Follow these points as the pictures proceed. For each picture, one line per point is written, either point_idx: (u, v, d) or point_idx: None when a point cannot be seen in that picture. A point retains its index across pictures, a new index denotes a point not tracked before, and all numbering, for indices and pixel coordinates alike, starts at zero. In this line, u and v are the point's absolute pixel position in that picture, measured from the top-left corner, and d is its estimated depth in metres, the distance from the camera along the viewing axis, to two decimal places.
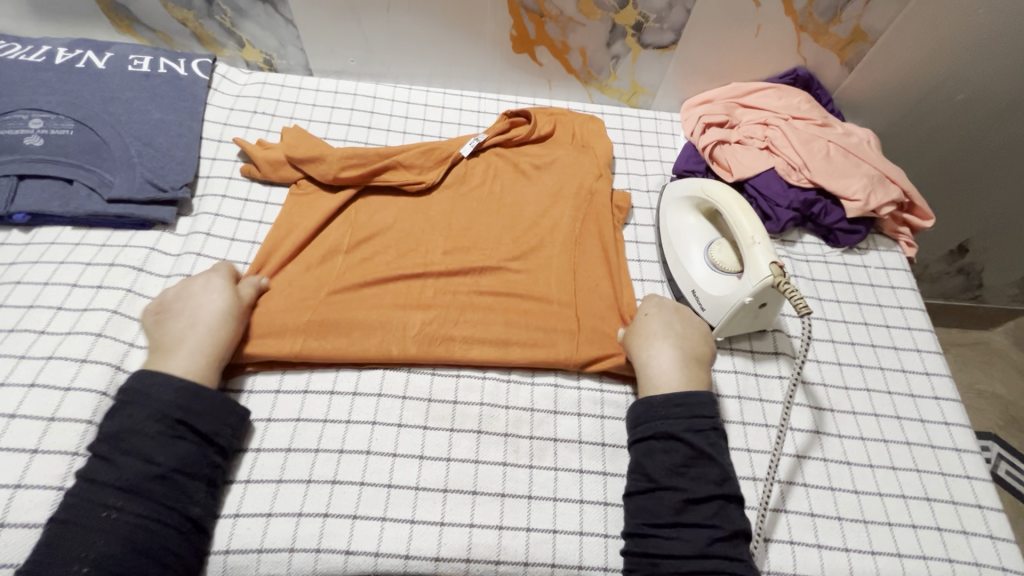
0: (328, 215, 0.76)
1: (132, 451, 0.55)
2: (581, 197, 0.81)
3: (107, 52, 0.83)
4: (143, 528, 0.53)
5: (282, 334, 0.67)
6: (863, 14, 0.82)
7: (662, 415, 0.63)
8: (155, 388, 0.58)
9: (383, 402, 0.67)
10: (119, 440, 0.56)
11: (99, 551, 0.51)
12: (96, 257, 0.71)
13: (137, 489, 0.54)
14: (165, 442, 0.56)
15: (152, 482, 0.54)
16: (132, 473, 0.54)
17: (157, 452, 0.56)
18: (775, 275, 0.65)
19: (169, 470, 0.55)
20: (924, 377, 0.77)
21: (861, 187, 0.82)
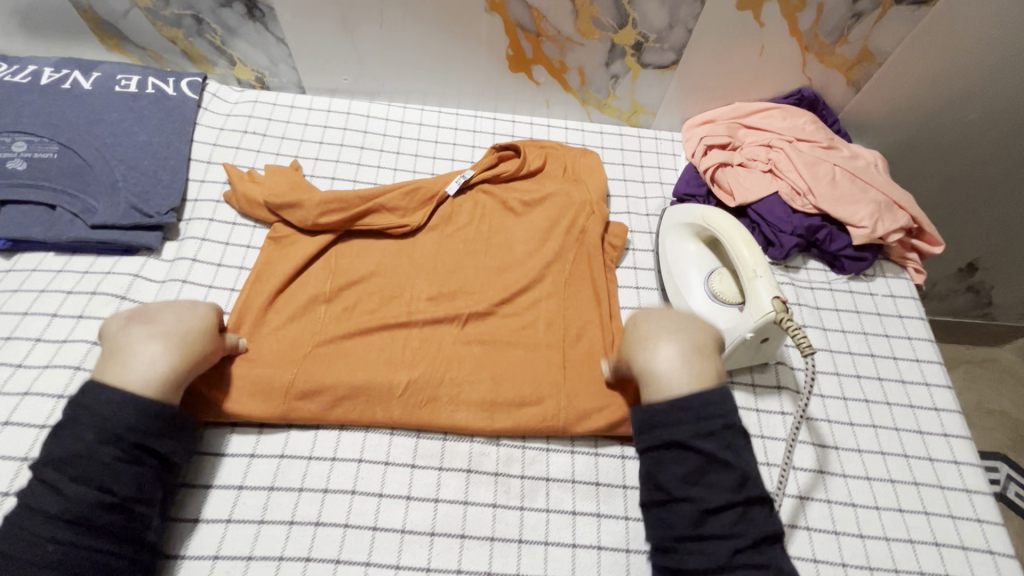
0: (306, 262, 0.74)
1: (81, 478, 0.51)
2: (571, 238, 0.78)
3: (94, 72, 0.81)
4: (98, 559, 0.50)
5: (263, 393, 0.64)
6: (870, 35, 0.80)
7: (667, 422, 0.57)
8: (104, 406, 0.53)
9: (370, 439, 0.66)
10: (68, 466, 0.51)
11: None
12: (77, 285, 0.69)
13: (105, 519, 0.51)
14: (123, 471, 0.53)
15: (103, 512, 0.51)
16: (82, 502, 0.51)
17: (111, 480, 0.52)
18: (777, 311, 0.62)
19: (122, 499, 0.52)
20: (933, 414, 0.74)
21: (868, 213, 0.79)
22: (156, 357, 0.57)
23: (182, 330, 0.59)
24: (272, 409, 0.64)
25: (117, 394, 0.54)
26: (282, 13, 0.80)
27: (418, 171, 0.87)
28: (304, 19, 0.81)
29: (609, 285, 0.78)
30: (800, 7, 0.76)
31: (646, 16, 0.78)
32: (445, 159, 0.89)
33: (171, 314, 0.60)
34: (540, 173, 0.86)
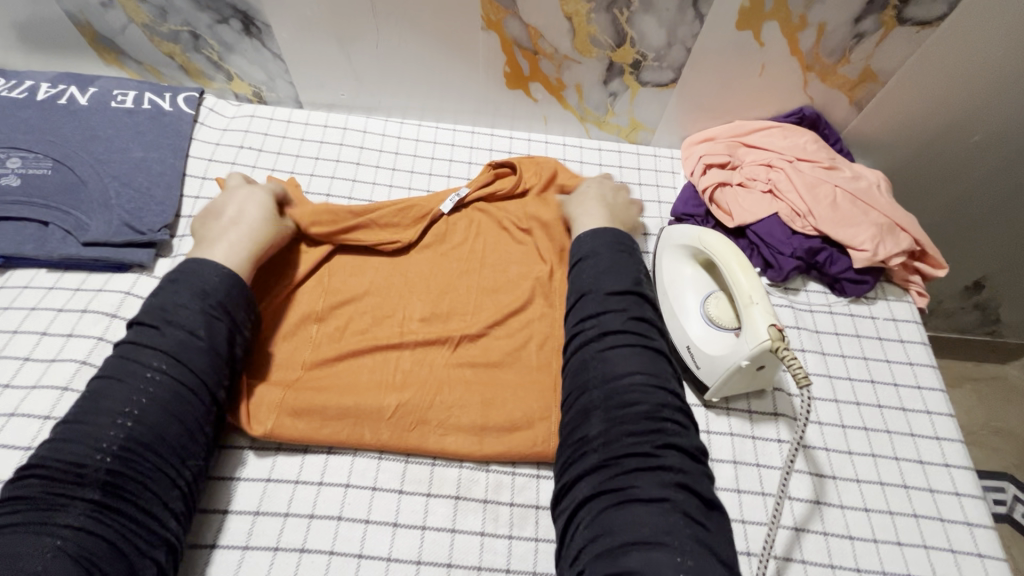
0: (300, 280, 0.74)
1: (177, 323, 0.59)
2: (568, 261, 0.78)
3: (91, 87, 0.81)
4: (183, 396, 0.57)
5: (261, 409, 0.65)
6: (874, 55, 0.78)
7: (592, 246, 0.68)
8: (199, 270, 0.62)
9: (358, 463, 0.65)
10: (164, 312, 0.59)
11: (140, 410, 0.55)
12: (68, 302, 0.69)
13: (196, 361, 0.58)
14: (211, 324, 0.60)
15: (192, 353, 0.58)
16: (178, 342, 0.58)
17: (199, 328, 0.59)
18: (773, 340, 0.61)
19: (208, 346, 0.59)
20: (934, 443, 0.72)
21: (869, 236, 0.78)
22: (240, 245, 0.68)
23: (259, 218, 0.71)
24: (260, 429, 0.63)
25: (204, 261, 0.63)
26: (279, 29, 0.80)
27: (413, 188, 0.86)
28: (301, 35, 0.81)
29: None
30: (800, 27, 0.75)
31: (644, 35, 0.77)
32: (441, 176, 0.88)
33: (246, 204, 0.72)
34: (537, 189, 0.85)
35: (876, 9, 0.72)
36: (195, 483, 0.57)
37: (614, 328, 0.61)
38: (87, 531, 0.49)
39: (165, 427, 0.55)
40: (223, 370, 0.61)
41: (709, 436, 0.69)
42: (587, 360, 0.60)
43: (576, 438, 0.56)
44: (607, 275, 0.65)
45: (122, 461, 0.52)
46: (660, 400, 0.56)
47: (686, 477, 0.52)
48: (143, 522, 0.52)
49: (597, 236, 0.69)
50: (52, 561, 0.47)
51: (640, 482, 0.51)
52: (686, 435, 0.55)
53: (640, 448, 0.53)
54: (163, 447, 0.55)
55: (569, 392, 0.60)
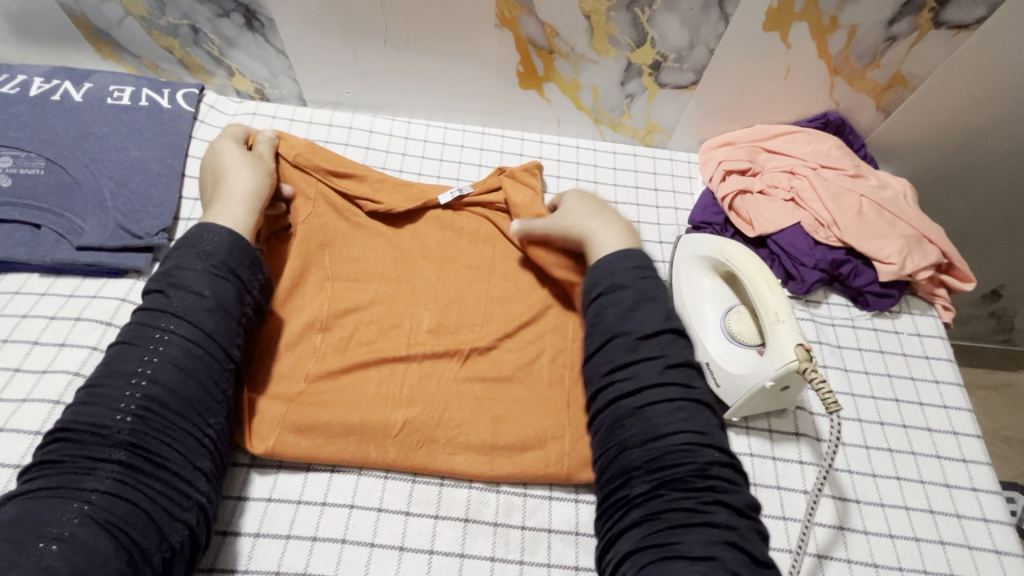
0: (303, 287, 0.71)
1: (181, 285, 0.58)
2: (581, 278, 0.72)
3: (86, 83, 0.78)
4: (197, 353, 0.57)
5: (263, 425, 0.62)
6: (905, 59, 0.74)
7: (609, 273, 0.62)
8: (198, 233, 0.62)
9: (363, 482, 0.62)
10: (170, 275, 0.59)
11: (155, 371, 0.55)
12: (61, 310, 0.66)
13: (203, 319, 0.58)
14: (214, 283, 0.59)
15: (201, 313, 0.58)
16: (184, 304, 0.57)
17: (206, 287, 0.59)
18: (800, 360, 0.58)
19: (216, 303, 0.59)
20: (961, 465, 0.70)
21: (896, 249, 0.75)
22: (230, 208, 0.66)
23: (243, 169, 0.70)
24: (262, 447, 0.61)
25: (204, 223, 0.62)
26: (282, 24, 0.77)
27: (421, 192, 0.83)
28: (305, 31, 0.78)
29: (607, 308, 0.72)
30: (830, 29, 0.71)
31: (665, 35, 0.73)
32: (449, 179, 0.85)
33: (242, 166, 0.70)
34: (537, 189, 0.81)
35: (911, 11, 0.69)
36: (220, 443, 0.57)
37: (650, 384, 0.56)
38: (115, 495, 0.50)
39: (181, 387, 0.55)
40: (235, 327, 0.60)
41: None
42: (623, 415, 0.55)
43: (616, 494, 0.54)
44: (636, 314, 0.59)
45: (142, 423, 0.53)
46: (704, 454, 0.52)
47: (736, 535, 0.49)
48: (169, 484, 0.52)
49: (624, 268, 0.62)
50: (82, 528, 0.47)
51: (688, 540, 0.48)
52: (735, 489, 0.52)
53: (686, 503, 0.50)
54: (182, 406, 0.55)
55: (604, 447, 0.56)
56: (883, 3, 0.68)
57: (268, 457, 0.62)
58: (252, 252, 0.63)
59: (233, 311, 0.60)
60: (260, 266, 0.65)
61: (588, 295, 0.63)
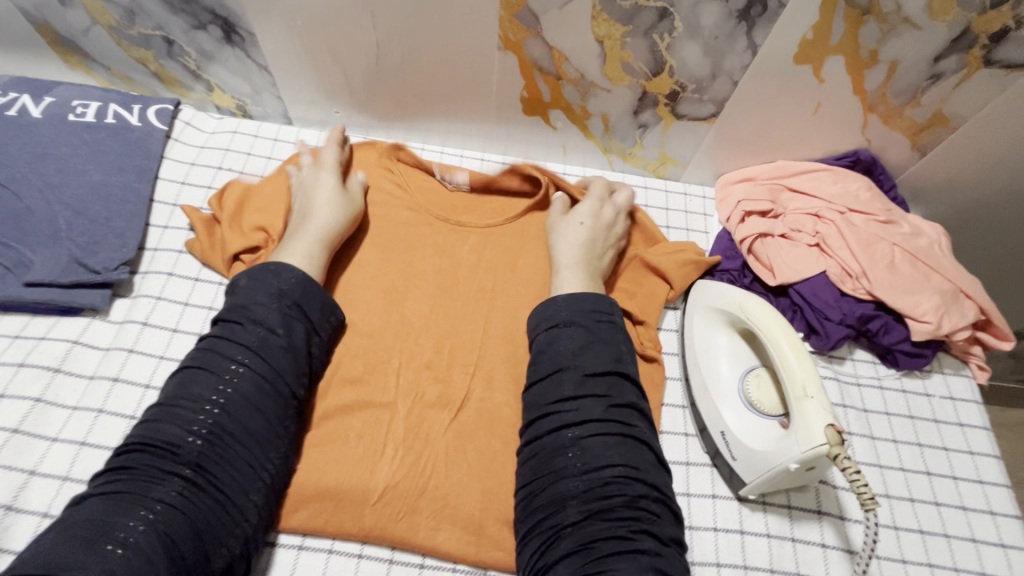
0: None
1: (257, 320, 0.55)
2: (630, 285, 0.73)
3: (46, 96, 0.71)
4: (268, 390, 0.53)
5: None
6: (948, 99, 0.67)
7: (564, 307, 0.59)
8: (278, 272, 0.58)
9: (334, 561, 0.55)
10: (244, 309, 0.56)
11: (227, 400, 0.51)
12: (5, 354, 0.60)
13: (276, 353, 0.55)
14: (287, 322, 0.56)
15: (275, 350, 0.55)
16: (259, 339, 0.54)
17: (281, 325, 0.56)
18: (831, 444, 0.52)
19: (290, 342, 0.56)
20: (999, 550, 0.63)
21: (932, 306, 0.68)
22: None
23: (332, 213, 0.66)
24: None
25: (282, 262, 0.60)
26: (264, 39, 0.70)
27: None
28: (289, 47, 0.71)
29: (651, 332, 0.70)
30: (868, 63, 0.65)
31: (685, 64, 0.67)
32: None
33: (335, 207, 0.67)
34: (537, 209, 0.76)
35: (961, 47, 0.61)
36: (276, 480, 0.53)
37: (594, 418, 0.53)
38: (179, 509, 0.47)
39: (250, 420, 0.52)
40: (303, 366, 0.57)
41: (741, 536, 0.60)
42: (562, 444, 0.52)
43: (547, 524, 0.50)
44: (588, 351, 0.56)
45: (210, 444, 0.50)
46: (640, 491, 0.50)
47: (664, 562, 0.47)
48: (228, 508, 0.49)
49: (576, 305, 0.59)
50: (146, 536, 0.44)
51: (619, 567, 0.46)
52: (661, 522, 0.49)
53: (616, 531, 0.48)
54: (249, 438, 0.51)
55: (534, 476, 0.53)
56: (930, 39, 0.61)
57: None
58: (326, 296, 0.60)
59: (303, 351, 0.57)
60: (333, 309, 0.61)
61: (542, 326, 0.59)
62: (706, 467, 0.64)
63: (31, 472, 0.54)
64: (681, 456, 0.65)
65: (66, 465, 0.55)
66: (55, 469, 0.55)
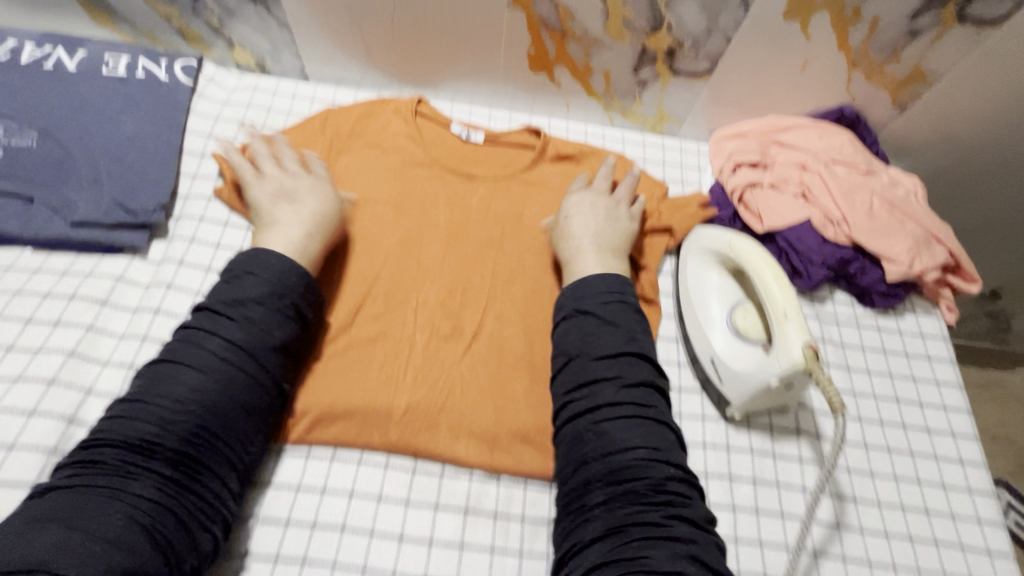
0: None
1: (253, 320, 0.56)
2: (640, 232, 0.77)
3: (80, 50, 0.74)
4: (253, 389, 0.55)
5: None
6: (926, 55, 0.72)
7: (573, 296, 0.63)
8: (266, 265, 0.59)
9: (363, 470, 0.61)
10: (236, 305, 0.56)
11: (208, 400, 0.52)
12: (56, 286, 0.64)
13: (266, 358, 0.56)
14: (281, 322, 0.57)
15: (262, 351, 0.56)
16: (255, 339, 0.55)
17: (275, 327, 0.57)
18: (807, 360, 0.58)
19: (280, 345, 0.57)
20: (957, 466, 0.70)
21: (906, 249, 0.74)
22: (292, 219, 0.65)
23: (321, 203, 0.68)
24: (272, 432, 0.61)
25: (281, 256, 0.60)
26: None
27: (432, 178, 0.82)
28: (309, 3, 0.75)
29: (650, 275, 0.75)
30: (851, 20, 0.70)
31: (682, 21, 0.71)
32: None
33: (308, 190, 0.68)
34: (540, 164, 0.81)
35: (936, 4, 0.67)
36: (253, 467, 0.56)
37: (606, 402, 0.56)
38: (160, 503, 0.48)
39: (235, 418, 0.53)
40: (286, 362, 0.58)
41: (727, 452, 0.67)
42: (582, 431, 0.56)
43: (576, 506, 0.53)
44: (596, 337, 0.60)
45: (193, 442, 0.51)
46: (663, 473, 0.52)
47: (698, 547, 0.49)
48: (209, 499, 0.51)
49: (593, 292, 0.63)
50: (125, 529, 0.45)
51: (654, 554, 0.47)
52: (692, 505, 0.52)
53: (646, 514, 0.50)
54: (233, 433, 0.53)
55: (563, 461, 0.56)
56: None
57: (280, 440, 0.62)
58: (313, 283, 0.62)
59: (288, 352, 0.58)
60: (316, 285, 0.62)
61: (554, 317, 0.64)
62: (697, 392, 0.71)
63: (88, 391, 0.59)
64: (675, 383, 0.71)
65: (119, 385, 0.61)
66: (108, 388, 0.60)
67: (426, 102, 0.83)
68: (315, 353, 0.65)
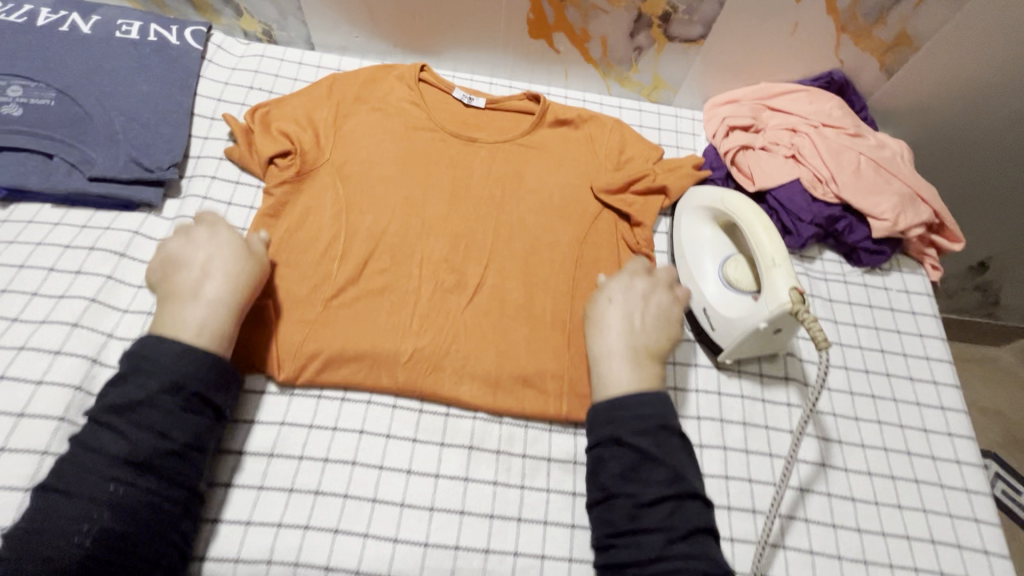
0: (321, 213, 0.73)
1: (144, 425, 0.52)
2: (635, 192, 0.79)
3: (93, 15, 0.77)
4: (156, 503, 0.52)
5: (283, 356, 0.65)
6: (911, 17, 0.75)
7: (607, 418, 0.59)
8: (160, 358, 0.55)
9: (372, 410, 0.65)
10: (128, 411, 0.53)
11: (108, 519, 0.49)
12: (75, 240, 0.68)
13: (163, 463, 0.53)
14: (181, 420, 0.54)
15: (163, 458, 0.52)
16: (144, 447, 0.52)
17: (171, 428, 0.53)
18: (793, 302, 0.61)
19: (182, 447, 0.54)
20: (938, 412, 0.73)
21: (891, 206, 0.77)
22: (226, 288, 0.60)
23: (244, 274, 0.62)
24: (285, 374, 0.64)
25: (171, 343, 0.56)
26: None
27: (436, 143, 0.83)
28: None
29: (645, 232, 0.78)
30: None
31: None
32: None
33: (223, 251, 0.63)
34: (540, 127, 0.83)
35: None
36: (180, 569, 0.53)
37: (651, 555, 0.53)
38: None
39: (143, 533, 0.51)
40: (197, 467, 0.55)
41: (719, 397, 0.70)
42: None
43: None
44: (637, 473, 0.57)
45: (96, 557, 0.49)
46: None
47: None
48: None
49: (631, 417, 0.58)
50: None
51: None
52: None
53: None
54: (141, 542, 0.50)
55: None
56: None
57: (294, 382, 0.65)
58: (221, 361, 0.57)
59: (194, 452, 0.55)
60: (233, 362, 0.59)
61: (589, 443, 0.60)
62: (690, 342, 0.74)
63: (109, 335, 0.63)
64: None
65: (137, 330, 0.64)
66: (128, 333, 0.63)
67: (429, 70, 0.85)
68: (326, 301, 0.68)
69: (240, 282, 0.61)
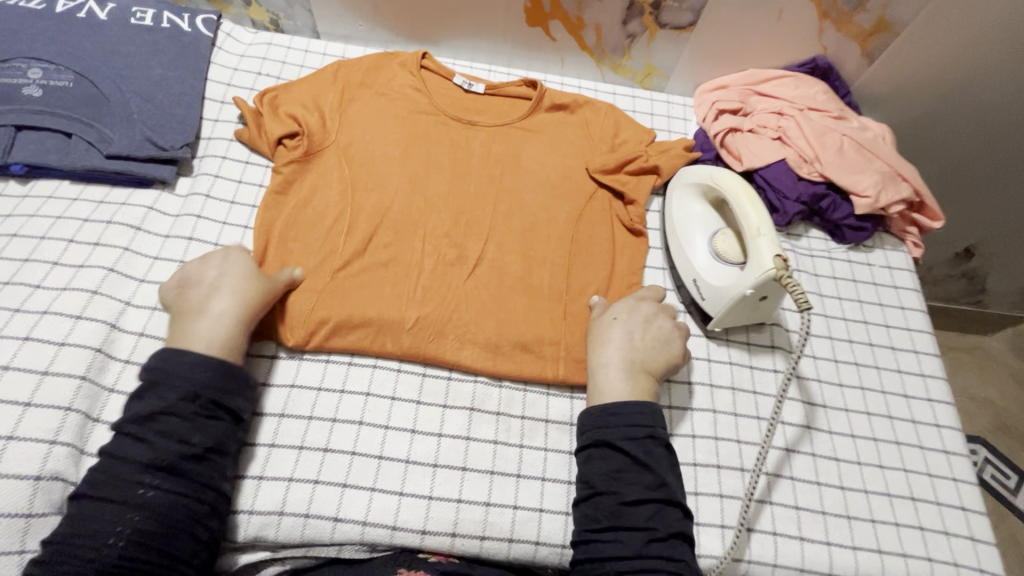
0: (328, 190, 0.76)
1: (167, 433, 0.55)
2: (629, 172, 0.83)
3: (110, 3, 0.80)
4: (183, 505, 0.54)
5: (291, 322, 0.67)
6: (889, 5, 0.79)
7: (600, 423, 0.62)
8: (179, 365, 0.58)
9: (377, 374, 0.68)
10: (151, 420, 0.55)
11: (137, 520, 0.52)
12: (93, 214, 0.71)
13: (187, 467, 0.55)
14: (202, 425, 0.56)
15: (189, 462, 0.55)
16: (170, 452, 0.54)
17: (192, 434, 0.56)
18: (778, 269, 0.64)
19: (205, 450, 0.56)
20: (919, 379, 0.77)
21: (872, 183, 0.80)
22: (232, 302, 0.63)
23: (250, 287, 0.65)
24: (295, 340, 0.67)
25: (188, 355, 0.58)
26: None
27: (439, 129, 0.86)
28: None
29: (638, 210, 0.81)
30: None
31: None
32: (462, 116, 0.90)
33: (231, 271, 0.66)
34: (538, 112, 0.87)
35: None
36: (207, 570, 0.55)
37: (631, 552, 0.56)
38: None
39: (170, 534, 0.53)
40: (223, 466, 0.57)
41: (708, 363, 0.74)
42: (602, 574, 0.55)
43: None
44: (622, 478, 0.59)
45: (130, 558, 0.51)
46: None
47: None
48: None
49: (622, 423, 0.61)
50: None
51: None
52: None
53: None
54: (170, 543, 0.53)
55: None
56: None
57: (303, 347, 0.68)
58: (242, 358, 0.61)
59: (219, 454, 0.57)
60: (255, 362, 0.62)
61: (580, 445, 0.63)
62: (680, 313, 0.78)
63: (126, 302, 0.66)
64: None
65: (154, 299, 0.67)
66: (145, 301, 0.67)
67: (430, 57, 0.88)
68: (333, 273, 0.71)
69: (247, 297, 0.64)
